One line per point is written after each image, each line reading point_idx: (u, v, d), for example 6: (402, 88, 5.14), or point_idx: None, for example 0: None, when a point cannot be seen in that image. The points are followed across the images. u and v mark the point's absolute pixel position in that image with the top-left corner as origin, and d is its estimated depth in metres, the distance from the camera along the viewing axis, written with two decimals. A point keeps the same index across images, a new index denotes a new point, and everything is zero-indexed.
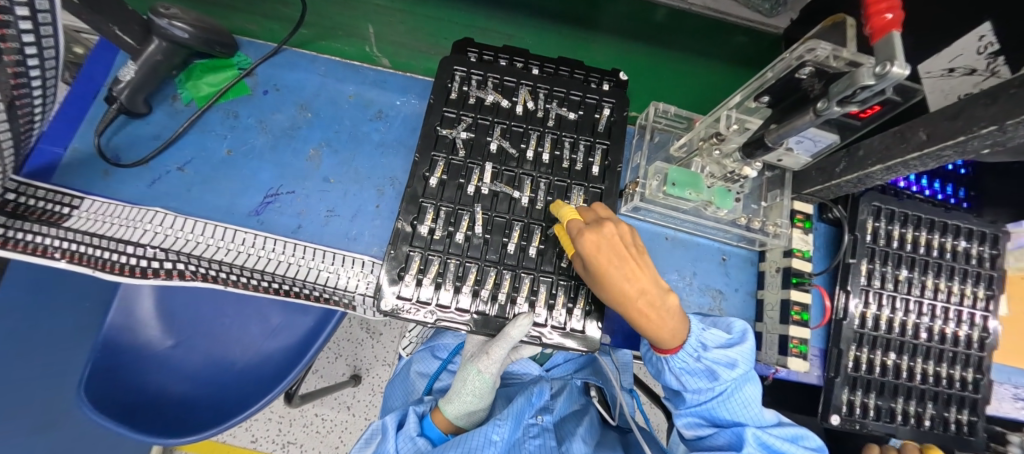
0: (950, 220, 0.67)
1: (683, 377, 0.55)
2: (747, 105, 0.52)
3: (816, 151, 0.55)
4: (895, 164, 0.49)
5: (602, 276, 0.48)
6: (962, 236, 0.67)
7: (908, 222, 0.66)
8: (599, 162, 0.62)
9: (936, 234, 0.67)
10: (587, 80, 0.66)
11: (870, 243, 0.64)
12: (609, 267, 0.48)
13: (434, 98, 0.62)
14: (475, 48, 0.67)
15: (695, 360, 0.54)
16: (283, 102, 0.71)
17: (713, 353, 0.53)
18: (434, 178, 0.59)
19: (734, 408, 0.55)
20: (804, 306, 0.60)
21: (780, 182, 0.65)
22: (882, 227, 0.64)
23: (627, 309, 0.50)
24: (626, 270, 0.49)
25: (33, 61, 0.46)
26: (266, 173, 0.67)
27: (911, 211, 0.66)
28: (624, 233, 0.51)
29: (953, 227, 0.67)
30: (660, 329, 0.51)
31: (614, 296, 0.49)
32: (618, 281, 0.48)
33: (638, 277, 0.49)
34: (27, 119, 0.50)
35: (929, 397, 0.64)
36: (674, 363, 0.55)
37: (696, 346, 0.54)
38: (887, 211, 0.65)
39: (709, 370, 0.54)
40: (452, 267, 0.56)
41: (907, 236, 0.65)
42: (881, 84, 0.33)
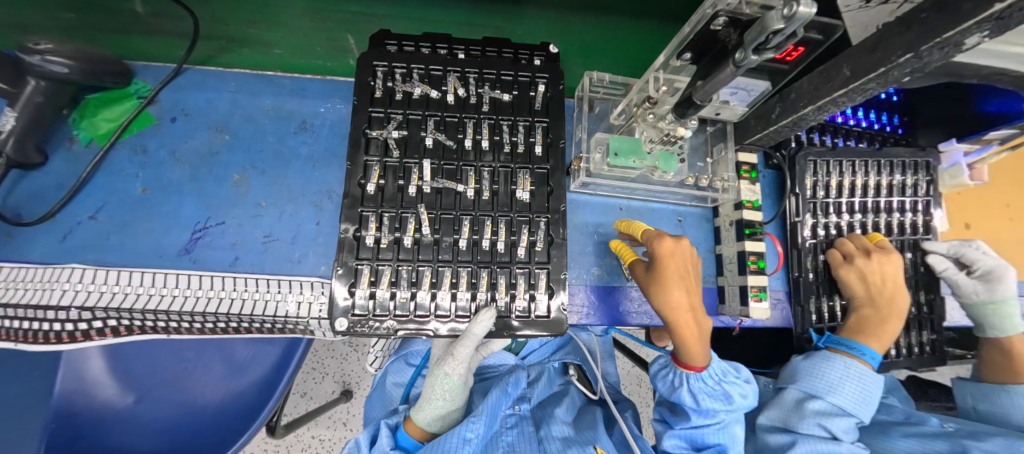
0: (884, 158, 0.69)
1: (700, 397, 0.53)
2: (672, 64, 0.49)
3: (751, 100, 0.55)
4: (825, 103, 0.49)
5: (660, 279, 0.51)
6: (896, 169, 0.70)
7: (846, 168, 0.68)
8: (541, 141, 0.59)
9: (873, 170, 0.69)
10: (517, 57, 0.63)
11: (812, 197, 0.66)
12: (672, 272, 0.51)
13: (358, 100, 0.57)
14: (394, 40, 0.62)
15: (714, 382, 0.54)
16: (195, 127, 0.65)
17: (733, 378, 0.55)
18: (370, 184, 0.55)
19: (725, 436, 0.55)
20: (758, 254, 0.61)
21: (723, 136, 0.65)
22: (821, 180, 0.65)
23: (674, 319, 0.51)
24: (684, 281, 0.52)
25: None
26: (190, 208, 0.62)
27: (846, 157, 0.67)
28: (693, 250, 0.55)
29: (888, 164, 0.69)
30: (693, 343, 0.52)
31: (665, 303, 0.51)
32: (676, 289, 0.51)
33: (689, 289, 0.53)
34: None
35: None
36: (693, 384, 0.54)
37: (719, 372, 0.54)
38: (824, 165, 0.67)
39: (726, 393, 0.54)
40: (405, 274, 0.54)
41: (845, 183, 0.67)
42: (791, 27, 0.32)
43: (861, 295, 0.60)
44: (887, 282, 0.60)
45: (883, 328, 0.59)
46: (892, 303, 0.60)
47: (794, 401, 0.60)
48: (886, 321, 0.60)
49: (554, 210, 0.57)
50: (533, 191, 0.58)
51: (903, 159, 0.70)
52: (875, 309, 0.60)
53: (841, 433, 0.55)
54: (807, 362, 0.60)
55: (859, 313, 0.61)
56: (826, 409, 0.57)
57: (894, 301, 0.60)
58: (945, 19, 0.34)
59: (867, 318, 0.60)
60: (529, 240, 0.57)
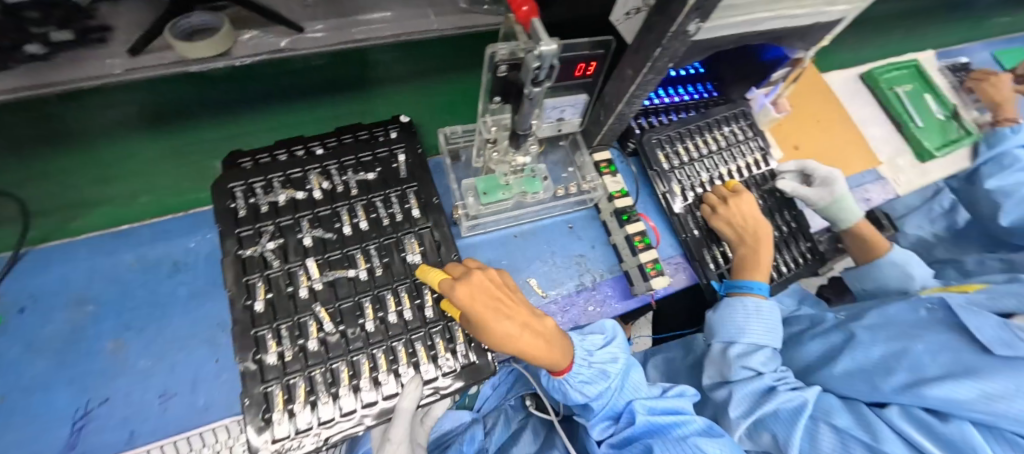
0: (711, 118, 0.82)
1: (584, 387, 0.60)
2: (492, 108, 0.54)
3: (579, 112, 0.64)
4: (630, 98, 0.59)
5: (483, 324, 0.48)
6: (722, 125, 0.82)
7: (685, 136, 0.79)
8: (416, 204, 0.63)
9: (705, 130, 0.80)
10: (372, 137, 0.67)
11: (670, 169, 0.75)
12: (489, 313, 0.48)
13: (221, 225, 0.56)
14: (247, 157, 0.64)
15: (587, 367, 0.60)
16: (47, 310, 0.59)
17: (597, 355, 0.61)
18: (257, 302, 0.53)
19: (628, 401, 0.62)
20: (641, 232, 0.68)
21: (577, 145, 0.73)
22: (669, 152, 0.75)
23: (518, 348, 0.51)
24: (505, 312, 0.50)
25: None
26: (57, 400, 0.54)
27: (682, 128, 0.79)
28: (491, 280, 0.53)
29: (714, 122, 0.82)
30: (546, 353, 0.53)
31: (503, 341, 0.49)
32: (502, 324, 0.49)
33: (515, 312, 0.52)
34: None
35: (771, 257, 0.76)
36: (572, 378, 0.59)
37: (583, 354, 0.60)
38: (667, 139, 0.77)
39: (601, 370, 0.61)
40: (319, 377, 0.51)
41: (689, 148, 0.78)
42: (545, 63, 0.39)
43: (732, 235, 0.69)
44: (744, 219, 0.70)
45: (759, 257, 0.68)
46: (755, 234, 0.69)
47: (717, 348, 0.67)
48: (758, 250, 0.68)
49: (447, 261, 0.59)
50: (424, 250, 0.60)
51: (725, 114, 0.83)
52: (747, 245, 0.68)
53: (761, 366, 0.63)
54: (718, 314, 0.67)
55: (737, 253, 0.69)
56: (743, 350, 0.64)
57: (758, 230, 0.70)
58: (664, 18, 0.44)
59: (744, 254, 0.69)
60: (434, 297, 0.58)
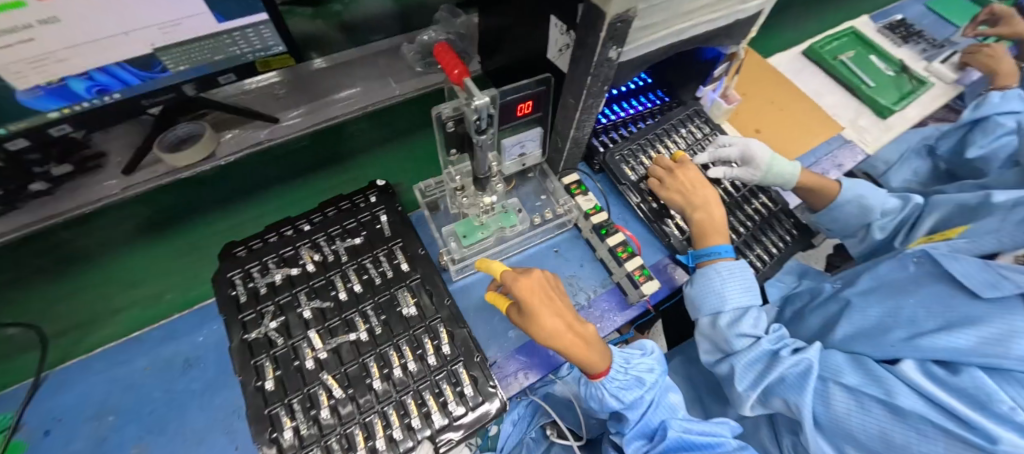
0: (667, 123, 0.86)
1: (620, 393, 0.59)
2: (451, 159, 0.60)
3: (537, 143, 0.69)
4: (579, 123, 0.63)
5: (534, 316, 0.53)
6: (681, 127, 0.88)
7: (647, 146, 0.83)
8: (403, 259, 0.65)
9: (665, 136, 0.85)
10: (353, 203, 0.70)
11: (638, 179, 0.79)
12: (541, 306, 0.54)
13: (226, 314, 0.59)
14: (242, 243, 0.66)
15: (623, 374, 0.60)
16: (71, 428, 0.61)
17: (637, 365, 0.61)
18: (268, 381, 0.54)
19: (662, 411, 0.62)
20: (623, 243, 0.70)
21: (547, 174, 0.76)
22: (634, 164, 0.80)
23: (562, 344, 0.54)
24: (554, 309, 0.55)
25: None
26: None
27: (642, 138, 0.83)
28: (549, 278, 0.59)
29: (672, 125, 0.87)
30: (590, 355, 0.55)
31: (548, 334, 0.53)
32: (550, 318, 0.54)
33: (563, 312, 0.56)
34: None
35: (749, 240, 0.79)
36: (609, 385, 0.59)
37: (621, 362, 0.61)
38: (628, 153, 0.81)
39: (637, 378, 0.60)
40: (336, 443, 0.52)
41: (652, 156, 0.82)
42: (484, 113, 0.45)
43: (681, 205, 0.71)
44: (695, 186, 0.72)
45: (715, 222, 0.71)
46: (707, 200, 0.72)
47: (706, 321, 0.68)
48: (713, 215, 0.71)
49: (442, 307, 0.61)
50: (417, 301, 0.62)
51: (680, 117, 0.88)
52: (701, 211, 0.71)
53: (754, 330, 0.63)
54: (695, 288, 0.68)
55: (694, 220, 0.71)
56: (732, 316, 0.65)
57: (706, 196, 0.72)
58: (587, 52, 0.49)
59: (701, 221, 0.70)
60: (434, 345, 0.59)
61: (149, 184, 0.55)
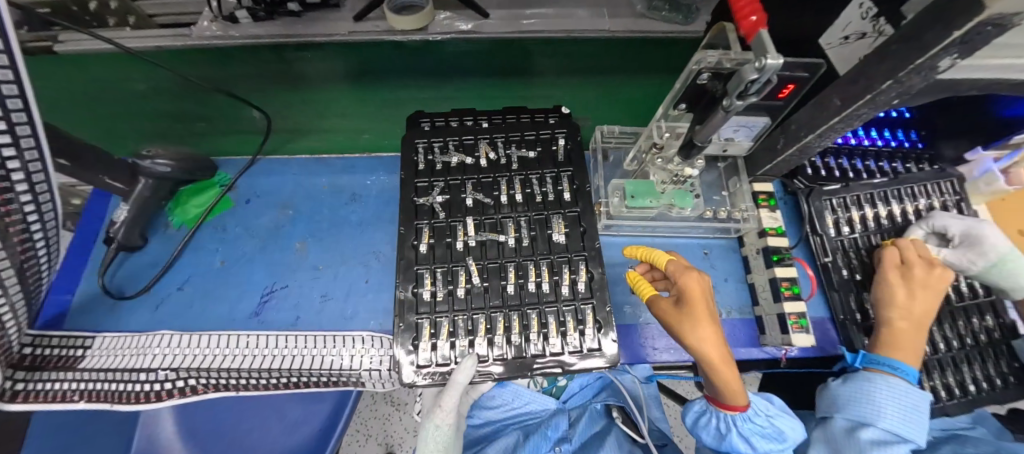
0: (906, 184, 0.71)
1: (754, 440, 0.54)
2: (671, 114, 0.54)
3: (755, 134, 0.60)
4: (824, 130, 0.53)
5: (687, 330, 0.49)
6: (918, 196, 0.70)
7: (864, 203, 0.69)
8: (569, 189, 0.64)
9: (896, 198, 0.70)
10: (534, 119, 0.71)
11: (838, 236, 0.66)
12: (700, 320, 0.49)
13: (405, 173, 0.65)
14: (428, 118, 0.71)
15: (764, 420, 0.55)
16: (264, 206, 0.77)
17: (781, 423, 0.56)
18: (422, 244, 0.60)
19: None
20: (792, 279, 0.61)
21: (736, 170, 0.69)
22: (840, 217, 0.67)
23: (716, 360, 0.49)
24: (714, 317, 0.50)
25: (31, 213, 0.50)
26: (259, 274, 0.71)
27: (862, 192, 0.69)
28: (710, 286, 0.53)
29: (907, 191, 0.70)
30: (730, 383, 0.51)
31: (705, 344, 0.48)
32: (711, 325, 0.49)
33: (718, 329, 0.50)
34: (33, 268, 0.54)
35: (947, 365, 0.63)
36: (741, 421, 0.54)
37: (763, 406, 0.56)
38: (840, 202, 0.68)
39: (778, 431, 0.55)
40: (461, 323, 0.56)
41: (867, 216, 0.68)
42: (764, 76, 0.37)
43: (887, 299, 0.57)
44: (922, 292, 0.57)
45: (916, 339, 0.56)
46: (923, 313, 0.56)
47: (841, 426, 0.57)
48: (919, 332, 0.56)
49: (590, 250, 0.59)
50: (567, 233, 0.61)
51: (923, 183, 0.71)
52: (908, 320, 0.56)
53: None
54: (847, 388, 0.58)
55: (891, 324, 0.56)
56: (880, 437, 0.54)
57: (926, 308, 0.56)
58: (913, 48, 0.39)
59: (900, 329, 0.56)
60: (570, 278, 0.58)
61: (370, 36, 0.65)
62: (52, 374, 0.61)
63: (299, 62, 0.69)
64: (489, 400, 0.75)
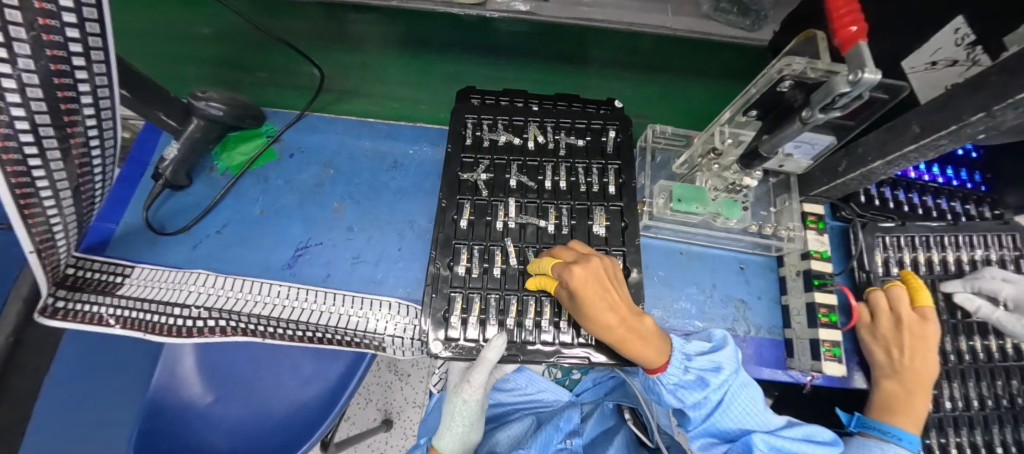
0: (963, 232, 0.66)
1: (680, 393, 0.56)
2: (738, 119, 0.54)
3: (815, 154, 0.58)
4: (894, 158, 0.50)
5: (585, 308, 0.48)
6: (979, 246, 0.66)
7: (919, 246, 0.65)
8: (613, 182, 0.64)
9: (952, 245, 0.66)
10: (585, 109, 0.70)
11: (885, 275, 0.64)
12: (594, 298, 0.48)
13: (451, 147, 0.65)
14: (478, 94, 0.70)
15: (682, 371, 0.55)
16: (307, 162, 0.78)
17: (698, 361, 0.54)
18: (463, 220, 0.60)
19: (736, 416, 0.56)
20: (830, 307, 0.59)
21: (787, 187, 0.67)
22: (891, 258, 0.64)
23: (614, 337, 0.49)
24: (610, 301, 0.49)
25: (94, 141, 0.51)
26: (296, 228, 0.73)
27: (917, 234, 0.65)
28: (606, 264, 0.52)
29: (966, 239, 0.66)
30: (645, 351, 0.50)
31: (600, 326, 0.49)
32: (602, 311, 0.48)
33: (622, 304, 0.50)
34: (89, 193, 0.56)
35: (976, 421, 0.61)
36: (667, 381, 0.55)
37: (681, 357, 0.55)
38: (893, 239, 0.65)
39: (699, 378, 0.55)
40: (493, 302, 0.57)
41: (919, 260, 0.64)
42: (856, 90, 0.35)
43: (881, 363, 0.58)
44: (914, 354, 0.56)
45: (910, 403, 0.56)
46: (918, 376, 0.56)
47: None
48: (913, 395, 0.56)
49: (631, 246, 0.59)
50: (608, 225, 0.61)
51: (987, 233, 0.66)
52: (900, 384, 0.56)
53: None
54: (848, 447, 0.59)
55: (880, 386, 0.58)
56: None
57: (922, 373, 0.56)
58: (1015, 83, 0.36)
59: (890, 392, 0.57)
60: None
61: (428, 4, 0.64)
62: (91, 297, 0.62)
63: (349, 21, 0.71)
64: (505, 382, 0.76)
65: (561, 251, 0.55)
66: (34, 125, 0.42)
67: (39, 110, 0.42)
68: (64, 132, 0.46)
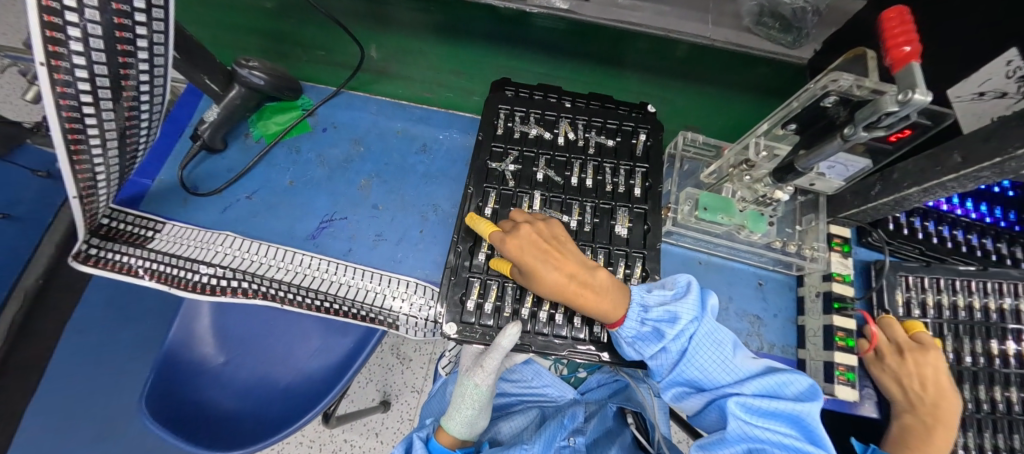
0: (991, 279, 0.64)
1: (637, 345, 0.52)
2: (775, 133, 0.55)
3: (848, 175, 0.57)
4: (932, 186, 0.49)
5: (528, 274, 0.49)
6: (1007, 294, 0.64)
7: (943, 288, 0.63)
8: (640, 184, 0.64)
9: (980, 291, 0.64)
10: (617, 110, 0.70)
11: (906, 316, 0.62)
12: (533, 263, 0.49)
13: (482, 135, 0.66)
14: (513, 87, 0.71)
15: (639, 324, 0.51)
16: (340, 138, 0.80)
17: (655, 312, 0.51)
18: (487, 207, 0.61)
19: (702, 368, 0.51)
20: (849, 331, 0.58)
21: (814, 206, 0.66)
22: (912, 298, 0.62)
23: (564, 297, 0.50)
24: (551, 262, 0.49)
25: (144, 97, 0.53)
26: (322, 201, 0.74)
27: (944, 276, 0.63)
28: (541, 229, 0.52)
29: (995, 286, 0.64)
30: (599, 304, 0.49)
31: (547, 289, 0.50)
32: (545, 274, 0.49)
33: (564, 262, 0.50)
34: (133, 146, 0.58)
35: None
36: (625, 334, 0.52)
37: (637, 309, 0.52)
38: (914, 280, 0.64)
39: (656, 329, 0.52)
40: (510, 291, 0.58)
41: (944, 303, 0.62)
42: (905, 111, 0.35)
43: (900, 399, 0.56)
44: (925, 385, 0.54)
45: (931, 440, 0.53)
46: (936, 410, 0.54)
47: None
48: (935, 430, 0.53)
49: (652, 249, 0.59)
50: (631, 227, 0.61)
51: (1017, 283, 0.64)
52: (918, 418, 0.54)
53: None
54: None
55: (901, 420, 0.56)
56: None
57: (938, 406, 0.54)
58: None
59: (910, 427, 0.54)
60: (625, 273, 0.59)
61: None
62: (121, 247, 0.64)
63: (392, 6, 0.73)
64: (511, 373, 0.78)
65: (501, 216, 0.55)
66: (92, 74, 0.44)
67: (100, 59, 0.44)
68: (119, 83, 0.48)
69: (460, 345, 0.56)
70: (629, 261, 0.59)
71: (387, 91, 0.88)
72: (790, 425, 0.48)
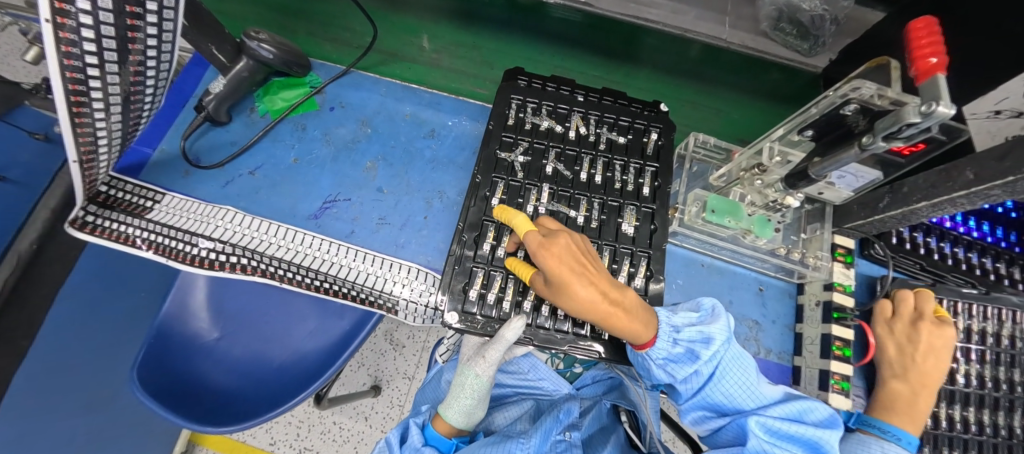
0: (994, 305, 0.64)
1: (669, 367, 0.54)
2: (789, 138, 0.55)
3: (858, 185, 0.57)
4: (941, 201, 0.49)
5: (564, 288, 0.48)
6: (1008, 322, 0.64)
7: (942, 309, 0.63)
8: (649, 184, 0.64)
9: (980, 315, 0.64)
10: (630, 107, 0.69)
11: None
12: (570, 278, 0.48)
13: (493, 124, 0.65)
14: (525, 76, 0.70)
15: (672, 344, 0.53)
16: (347, 118, 0.79)
17: (686, 333, 0.53)
18: (494, 198, 0.61)
19: (729, 391, 0.53)
20: (847, 341, 0.58)
21: (821, 216, 0.66)
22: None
23: (597, 316, 0.48)
24: (588, 278, 0.48)
25: (151, 62, 0.52)
26: (326, 181, 0.73)
27: (948, 297, 0.63)
28: (578, 243, 0.52)
29: (994, 312, 0.64)
30: (631, 325, 0.49)
31: (581, 307, 0.48)
32: (580, 290, 0.47)
33: (598, 278, 0.49)
34: (136, 112, 0.57)
35: None
36: (656, 356, 0.53)
37: (669, 329, 0.53)
38: None
39: (689, 351, 0.53)
40: (513, 283, 0.57)
41: None
42: (926, 122, 0.35)
43: (892, 360, 0.58)
44: (925, 354, 0.56)
45: (915, 406, 0.55)
46: (925, 376, 0.56)
47: None
48: (920, 398, 0.55)
49: (657, 247, 0.59)
50: (637, 225, 0.61)
51: (1015, 307, 0.64)
52: (905, 382, 0.56)
53: None
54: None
55: (888, 386, 0.58)
56: None
57: (930, 375, 0.56)
58: None
59: (895, 392, 0.57)
60: (628, 272, 0.59)
61: None
62: (119, 216, 0.63)
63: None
64: (508, 364, 0.78)
65: (544, 223, 0.55)
66: (98, 35, 0.43)
67: (107, 20, 0.43)
68: (126, 46, 0.47)
69: (459, 334, 0.56)
70: (634, 260, 0.59)
71: (437, 83, 0.87)
72: (806, 449, 0.51)
